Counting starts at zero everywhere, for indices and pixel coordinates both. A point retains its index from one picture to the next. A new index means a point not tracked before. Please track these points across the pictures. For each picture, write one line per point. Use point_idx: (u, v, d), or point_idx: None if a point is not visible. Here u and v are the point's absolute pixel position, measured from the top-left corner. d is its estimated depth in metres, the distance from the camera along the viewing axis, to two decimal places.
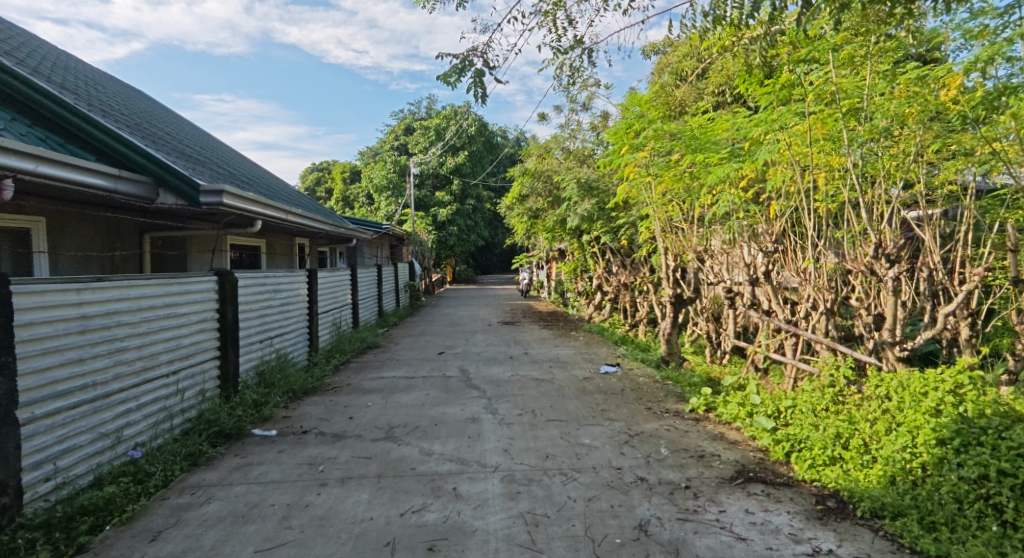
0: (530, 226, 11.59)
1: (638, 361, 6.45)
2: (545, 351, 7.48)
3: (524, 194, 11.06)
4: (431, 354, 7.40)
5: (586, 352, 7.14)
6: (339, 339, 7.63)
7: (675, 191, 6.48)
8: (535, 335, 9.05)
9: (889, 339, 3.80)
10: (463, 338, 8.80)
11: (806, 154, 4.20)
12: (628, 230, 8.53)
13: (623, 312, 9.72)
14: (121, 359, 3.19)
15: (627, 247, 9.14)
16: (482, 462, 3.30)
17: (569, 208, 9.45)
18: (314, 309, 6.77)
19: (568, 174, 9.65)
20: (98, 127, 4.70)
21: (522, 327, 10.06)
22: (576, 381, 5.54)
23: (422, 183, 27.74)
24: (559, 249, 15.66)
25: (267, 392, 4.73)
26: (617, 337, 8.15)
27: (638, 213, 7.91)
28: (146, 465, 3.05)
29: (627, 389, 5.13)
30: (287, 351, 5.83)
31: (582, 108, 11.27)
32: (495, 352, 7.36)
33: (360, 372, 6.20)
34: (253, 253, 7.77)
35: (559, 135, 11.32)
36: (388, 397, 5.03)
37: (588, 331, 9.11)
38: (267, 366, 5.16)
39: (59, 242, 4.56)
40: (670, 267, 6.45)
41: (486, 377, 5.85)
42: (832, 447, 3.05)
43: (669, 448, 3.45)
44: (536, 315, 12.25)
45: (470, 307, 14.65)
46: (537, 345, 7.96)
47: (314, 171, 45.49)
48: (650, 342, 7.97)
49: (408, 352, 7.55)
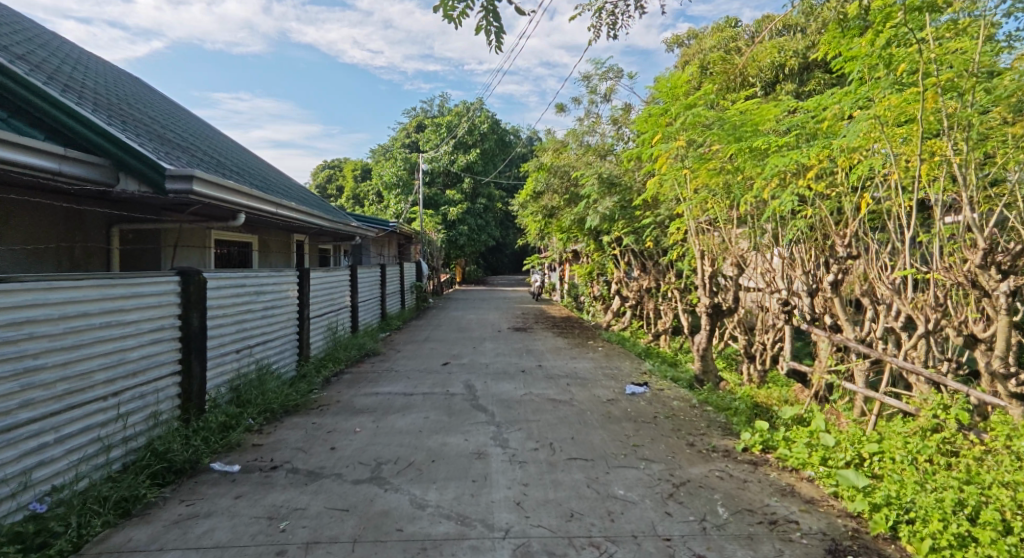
0: (544, 225, 10.88)
1: (667, 379, 5.71)
2: (562, 364, 6.74)
3: (539, 191, 10.35)
4: (435, 364, 6.70)
5: (606, 366, 6.40)
6: (334, 347, 6.97)
7: (714, 187, 5.71)
8: (549, 344, 8.32)
9: (1002, 369, 3.04)
10: (470, 346, 8.08)
11: (893, 139, 3.42)
12: (654, 231, 7.78)
13: (646, 320, 8.96)
14: (34, 381, 2.50)
15: (651, 250, 8.40)
16: (489, 523, 2.57)
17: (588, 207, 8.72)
18: (305, 313, 6.11)
19: (587, 170, 8.93)
20: (50, 101, 4.04)
21: (535, 335, 9.33)
22: (599, 404, 4.79)
23: (433, 182, 27.14)
24: (574, 251, 14.93)
25: (239, 414, 4.04)
26: (641, 350, 7.39)
27: (667, 211, 7.16)
28: (56, 521, 2.36)
29: (661, 416, 4.38)
30: (270, 362, 5.15)
31: (602, 100, 10.57)
32: (505, 364, 6.64)
33: (353, 386, 5.50)
34: (241, 249, 7.10)
35: (577, 128, 10.60)
36: (380, 420, 4.31)
37: (606, 340, 8.35)
38: (242, 381, 4.47)
39: (6, 233, 3.86)
40: (706, 272, 5.67)
41: (495, 396, 5.12)
42: (958, 522, 2.26)
43: (728, 508, 2.70)
44: (548, 320, 11.51)
45: (479, 311, 13.94)
46: (552, 357, 7.21)
47: (325, 170, 45.13)
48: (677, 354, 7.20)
49: (409, 362, 6.85)
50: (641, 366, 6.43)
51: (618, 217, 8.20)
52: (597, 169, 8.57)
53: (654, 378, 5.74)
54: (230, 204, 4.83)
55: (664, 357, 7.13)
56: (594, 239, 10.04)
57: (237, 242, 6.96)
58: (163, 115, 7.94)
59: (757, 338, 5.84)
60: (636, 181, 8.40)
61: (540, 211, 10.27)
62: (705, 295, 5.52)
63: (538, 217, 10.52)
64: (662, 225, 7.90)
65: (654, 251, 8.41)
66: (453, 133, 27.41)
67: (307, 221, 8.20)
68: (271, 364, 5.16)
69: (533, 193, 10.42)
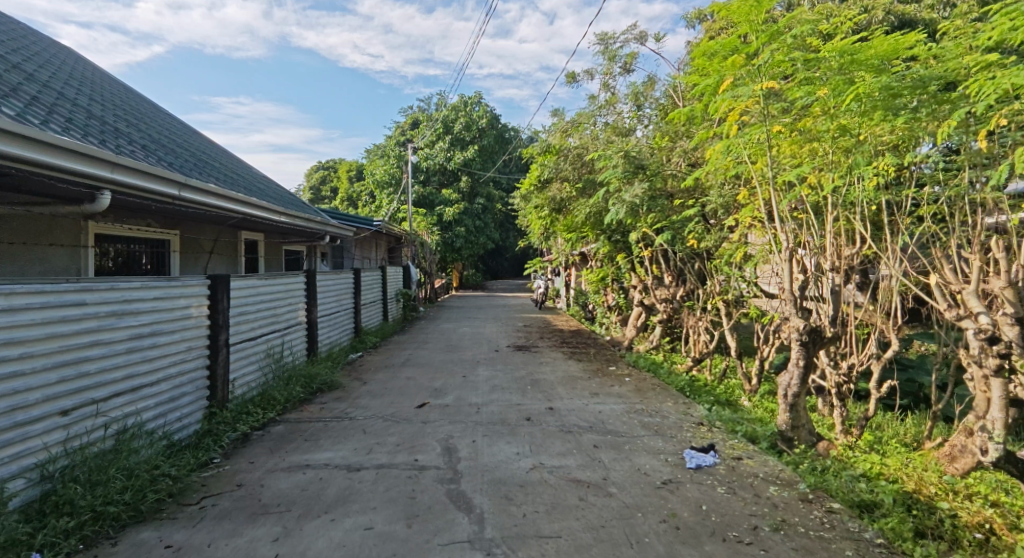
0: (550, 222, 9.14)
1: (737, 435, 3.94)
2: (581, 407, 4.94)
3: (545, 181, 8.60)
4: (407, 407, 4.90)
5: (643, 414, 4.62)
6: (274, 382, 5.21)
7: (808, 156, 3.98)
8: (562, 371, 6.55)
9: None
10: (460, 375, 6.31)
11: None
12: (696, 228, 6.07)
13: (685, 341, 7.24)
14: None
15: (688, 251, 6.66)
16: None
17: (610, 198, 7.00)
18: (223, 338, 4.37)
19: (607, 150, 7.22)
20: None
21: (542, 357, 7.54)
22: (652, 494, 3.00)
23: (428, 180, 25.46)
24: (583, 253, 13.19)
25: (24, 539, 2.25)
26: (682, 383, 5.62)
27: (725, 198, 5.41)
28: None
29: (765, 528, 2.57)
30: (144, 419, 3.38)
31: (621, 70, 8.84)
32: (504, 407, 4.85)
33: (278, 452, 3.71)
34: (158, 248, 5.56)
35: (590, 105, 8.92)
36: (288, 537, 2.52)
37: (632, 367, 6.60)
38: (67, 466, 2.67)
39: None
40: (797, 281, 3.88)
41: (487, 474, 3.32)
42: None
43: None
44: (555, 336, 9.74)
45: (476, 322, 12.17)
46: (568, 393, 5.42)
47: (320, 170, 43.38)
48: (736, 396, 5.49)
49: (374, 403, 5.07)
50: (693, 411, 4.64)
51: (648, 209, 6.47)
52: (622, 148, 6.85)
53: (717, 435, 3.98)
54: (53, 167, 3.00)
55: (716, 396, 5.34)
56: (612, 238, 8.29)
57: (151, 239, 5.42)
58: (67, 89, 6.27)
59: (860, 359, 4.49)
60: (671, 165, 6.71)
61: (548, 204, 8.52)
62: (798, 317, 3.75)
63: (545, 213, 8.77)
64: (705, 219, 6.24)
65: (692, 251, 6.67)
66: (450, 129, 25.74)
67: (260, 216, 6.47)
68: (145, 421, 3.38)
69: (539, 183, 8.67)
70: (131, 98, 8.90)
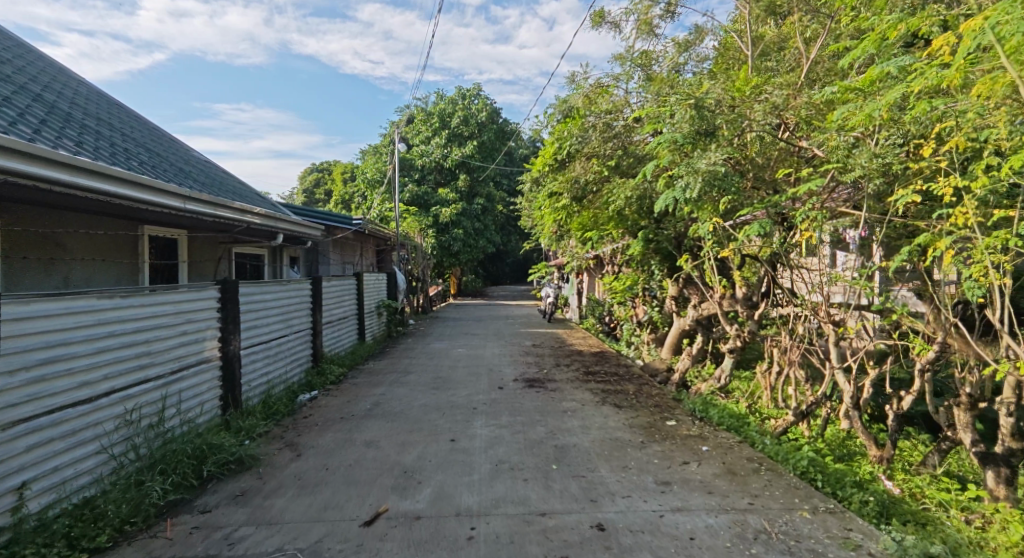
0: (571, 211, 7.08)
1: None
2: (652, 523, 2.79)
3: (566, 158, 6.56)
4: (347, 526, 2.77)
5: (778, 547, 2.50)
6: (133, 472, 3.09)
7: None
8: (597, 430, 4.42)
9: None
10: (447, 440, 4.20)
11: None
12: (811, 210, 4.06)
13: (766, 376, 5.19)
14: None
15: (782, 241, 4.62)
16: None
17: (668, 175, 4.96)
18: None
19: (658, 109, 5.16)
20: None
21: (564, 400, 5.42)
22: None
23: (423, 179, 23.46)
24: (603, 254, 11.14)
25: None
26: (804, 461, 3.50)
27: (883, 165, 3.32)
28: None
29: None
30: None
31: (663, 13, 6.78)
32: (518, 528, 2.72)
33: None
34: None
35: (622, 58, 6.85)
36: None
37: (702, 423, 4.50)
38: None
39: None
40: None
41: None
42: None
43: None
44: (576, 362, 7.63)
45: (474, 341, 10.08)
46: (620, 484, 3.29)
47: (314, 173, 41.63)
48: (906, 499, 3.46)
49: (294, 511, 2.95)
50: (869, 544, 2.50)
51: (727, 187, 4.41)
52: (685, 99, 4.82)
53: None
54: None
55: (871, 492, 3.19)
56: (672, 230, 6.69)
57: None
58: None
59: (1004, 401, 3.79)
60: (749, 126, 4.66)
61: (570, 189, 6.47)
62: None
63: (564, 201, 6.72)
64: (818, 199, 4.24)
65: (779, 242, 4.68)
66: (446, 124, 23.83)
67: (162, 204, 4.41)
68: None
69: (556, 161, 6.61)
70: (24, 53, 6.84)
